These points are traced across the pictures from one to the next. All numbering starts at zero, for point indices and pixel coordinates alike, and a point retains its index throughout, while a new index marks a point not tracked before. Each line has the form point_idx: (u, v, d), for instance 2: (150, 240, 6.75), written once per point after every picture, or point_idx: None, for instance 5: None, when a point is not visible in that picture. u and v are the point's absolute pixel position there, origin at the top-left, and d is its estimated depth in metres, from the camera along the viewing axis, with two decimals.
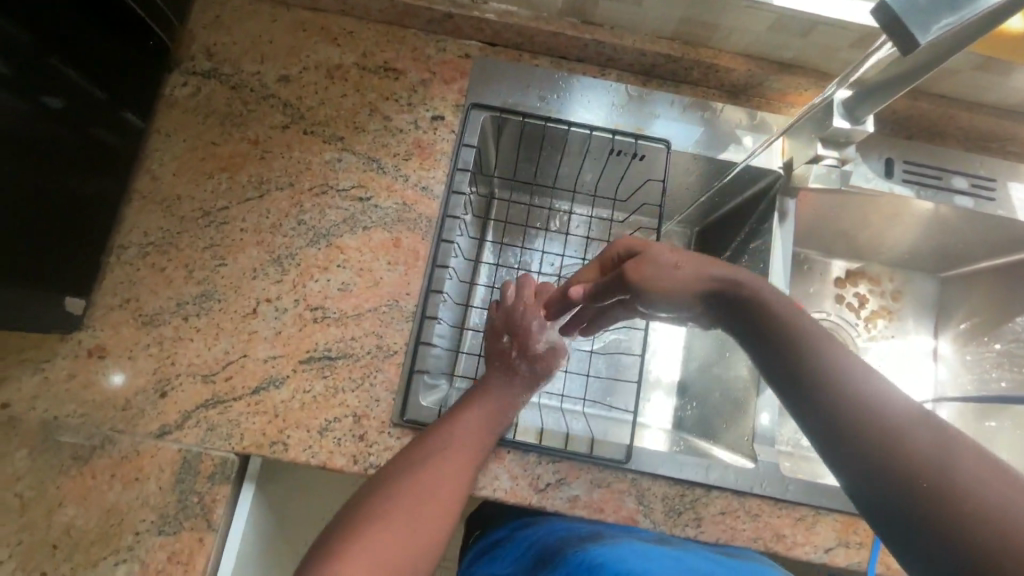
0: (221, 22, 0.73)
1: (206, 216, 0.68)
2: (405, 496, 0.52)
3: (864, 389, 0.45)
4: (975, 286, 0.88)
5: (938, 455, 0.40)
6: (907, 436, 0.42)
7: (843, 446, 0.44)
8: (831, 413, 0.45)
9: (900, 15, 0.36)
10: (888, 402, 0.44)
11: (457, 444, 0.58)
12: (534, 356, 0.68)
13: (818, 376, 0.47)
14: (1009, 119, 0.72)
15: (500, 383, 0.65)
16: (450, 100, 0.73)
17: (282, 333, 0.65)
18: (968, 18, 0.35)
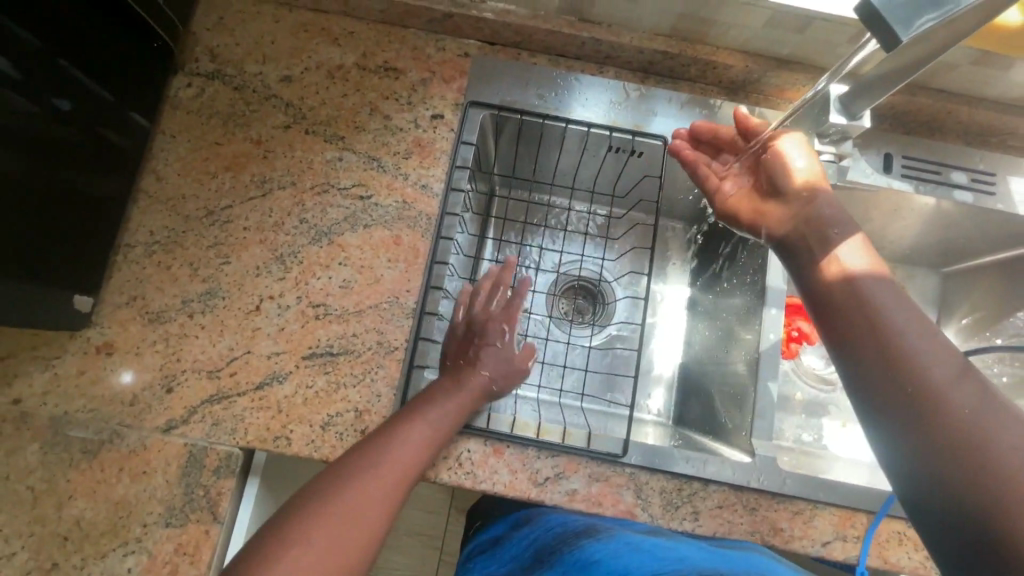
0: (224, 24, 0.74)
1: (210, 215, 0.69)
2: (330, 514, 0.50)
3: (918, 347, 0.44)
4: (977, 281, 0.88)
5: (980, 420, 0.40)
6: (952, 398, 0.41)
7: (887, 402, 0.44)
8: (880, 366, 0.45)
9: (882, 11, 0.36)
10: (936, 362, 0.43)
11: (389, 462, 0.56)
12: (491, 369, 0.66)
13: (875, 337, 0.46)
14: (1010, 113, 0.71)
15: (449, 391, 0.62)
16: (449, 99, 0.73)
17: (285, 330, 0.66)
18: (949, 16, 0.36)
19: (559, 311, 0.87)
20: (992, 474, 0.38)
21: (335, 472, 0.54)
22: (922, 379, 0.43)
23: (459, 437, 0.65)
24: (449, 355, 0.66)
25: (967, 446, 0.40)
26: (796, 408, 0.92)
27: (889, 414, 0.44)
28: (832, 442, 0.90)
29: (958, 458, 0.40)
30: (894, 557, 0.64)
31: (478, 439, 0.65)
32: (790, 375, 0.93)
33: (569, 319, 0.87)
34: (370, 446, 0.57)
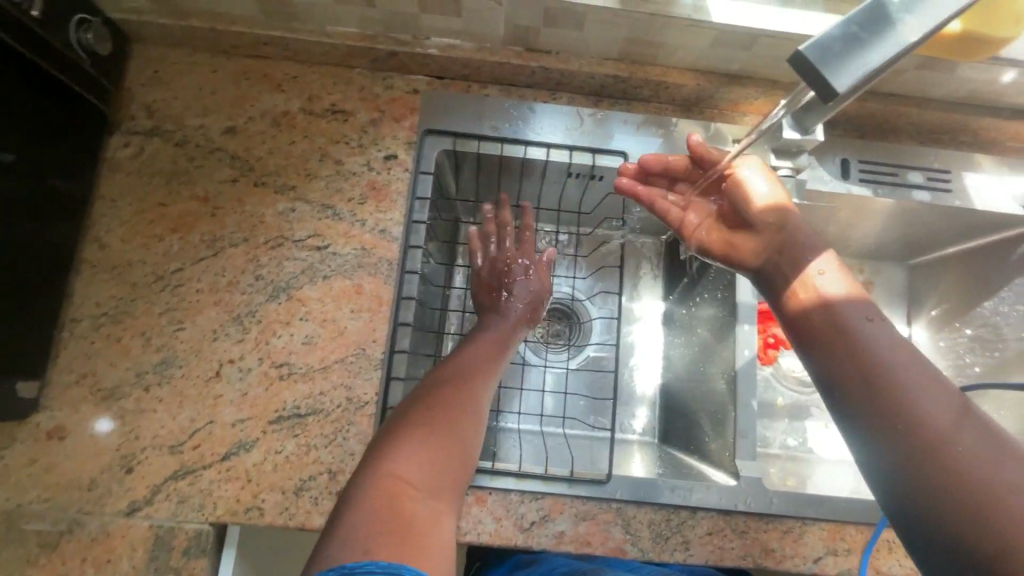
0: (159, 77, 0.71)
1: (160, 279, 0.66)
2: (439, 409, 0.50)
3: (914, 381, 0.42)
4: (944, 273, 0.88)
5: (985, 455, 0.38)
6: (954, 433, 0.39)
7: (880, 434, 0.41)
8: (877, 399, 0.42)
9: (813, 60, 0.35)
10: (934, 396, 0.41)
11: (471, 372, 0.57)
12: (524, 299, 0.71)
13: (861, 363, 0.44)
14: (959, 111, 0.72)
15: (492, 320, 0.68)
16: (401, 138, 0.71)
17: (249, 395, 0.64)
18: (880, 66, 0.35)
19: (534, 336, 0.86)
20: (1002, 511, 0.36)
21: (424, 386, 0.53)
22: (920, 414, 0.40)
23: None
24: (482, 298, 0.72)
25: (969, 481, 0.37)
26: (779, 414, 0.91)
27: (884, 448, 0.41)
28: (817, 446, 0.90)
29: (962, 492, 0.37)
30: (885, 566, 0.64)
31: None
32: (770, 381, 0.93)
33: (546, 345, 0.86)
34: (450, 364, 0.58)
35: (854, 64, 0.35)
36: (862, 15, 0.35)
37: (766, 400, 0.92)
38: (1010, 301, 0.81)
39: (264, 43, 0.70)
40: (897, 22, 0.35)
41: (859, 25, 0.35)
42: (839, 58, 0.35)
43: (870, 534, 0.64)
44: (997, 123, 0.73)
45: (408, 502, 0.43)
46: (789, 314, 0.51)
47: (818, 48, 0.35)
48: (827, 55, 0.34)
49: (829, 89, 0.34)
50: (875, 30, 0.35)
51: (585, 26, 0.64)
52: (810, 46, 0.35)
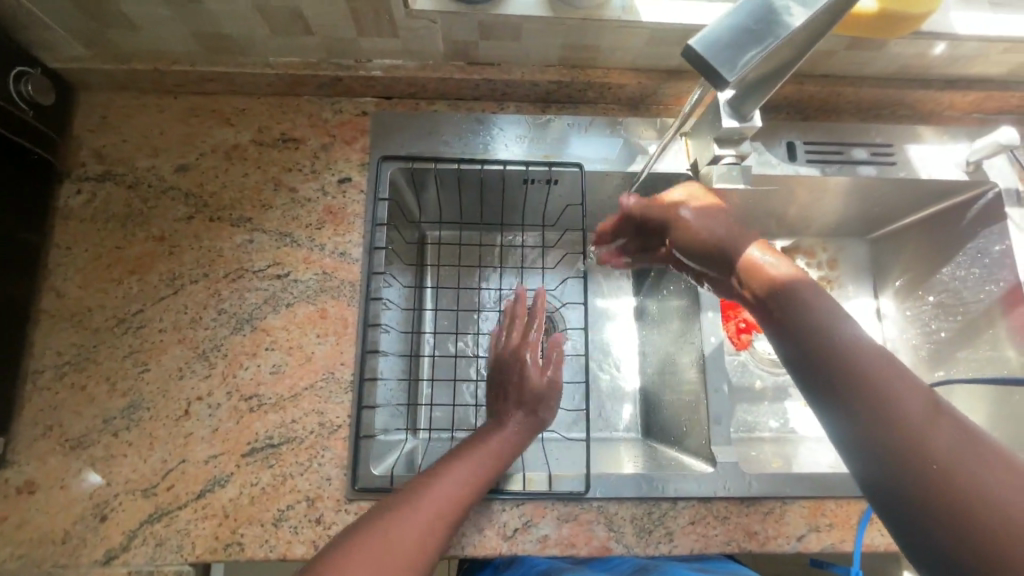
0: (107, 122, 0.72)
1: (121, 323, 0.66)
2: (400, 516, 0.49)
3: (893, 390, 0.43)
4: (903, 243, 0.90)
5: (961, 457, 0.39)
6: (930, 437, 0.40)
7: (869, 449, 0.42)
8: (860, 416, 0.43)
9: (705, 53, 0.37)
10: (910, 403, 0.42)
11: (458, 488, 0.54)
12: (528, 405, 0.63)
13: (851, 376, 0.44)
14: (894, 86, 0.74)
15: (493, 431, 0.60)
16: (354, 161, 0.72)
17: (220, 430, 0.63)
18: (770, 46, 0.37)
19: None
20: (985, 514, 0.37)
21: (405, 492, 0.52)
22: (900, 423, 0.41)
23: None
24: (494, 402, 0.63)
25: (949, 485, 0.38)
26: (759, 398, 0.92)
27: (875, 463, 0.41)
28: (798, 424, 0.91)
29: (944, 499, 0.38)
30: (868, 538, 0.64)
31: None
32: (745, 365, 0.94)
33: None
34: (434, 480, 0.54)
35: (743, 51, 0.37)
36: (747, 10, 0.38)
37: (743, 384, 0.93)
38: (965, 265, 0.81)
39: (210, 79, 0.71)
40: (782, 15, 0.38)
41: (746, 19, 0.38)
42: (727, 51, 0.37)
43: (850, 507, 0.65)
44: (931, 94, 0.75)
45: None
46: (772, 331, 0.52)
47: (708, 40, 0.37)
48: (714, 47, 0.37)
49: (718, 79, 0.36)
50: (761, 22, 0.37)
51: (521, 36, 0.65)
52: (700, 40, 0.37)
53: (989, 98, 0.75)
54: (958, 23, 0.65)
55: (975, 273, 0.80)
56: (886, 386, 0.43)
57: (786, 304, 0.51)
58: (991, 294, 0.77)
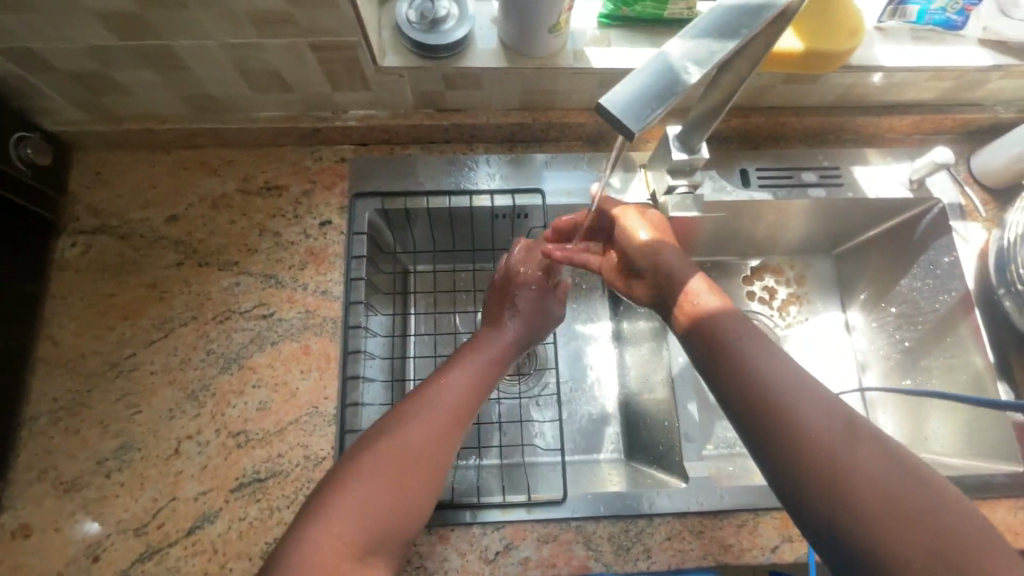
0: (101, 178, 0.76)
1: (114, 367, 0.69)
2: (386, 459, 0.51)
3: (811, 411, 0.47)
4: (864, 257, 0.93)
5: (875, 473, 0.43)
6: (845, 451, 0.44)
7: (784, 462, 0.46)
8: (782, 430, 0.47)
9: (613, 111, 0.40)
10: (838, 429, 0.46)
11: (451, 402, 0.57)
12: (521, 316, 0.68)
13: (787, 389, 0.49)
14: (835, 114, 0.79)
15: (487, 345, 0.65)
16: (334, 204, 0.77)
17: (208, 467, 0.66)
18: (672, 104, 0.41)
19: None
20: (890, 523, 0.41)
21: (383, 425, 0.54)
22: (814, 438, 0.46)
23: None
24: (491, 312, 0.69)
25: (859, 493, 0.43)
26: None
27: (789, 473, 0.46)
28: None
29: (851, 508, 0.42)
30: None
31: (422, 530, 0.65)
32: None
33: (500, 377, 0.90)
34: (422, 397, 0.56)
35: (649, 109, 0.41)
36: (652, 69, 0.42)
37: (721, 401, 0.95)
38: (920, 278, 0.84)
39: (198, 135, 0.76)
40: (684, 72, 0.42)
41: (652, 77, 0.42)
42: (635, 105, 0.41)
43: None
44: (870, 119, 0.80)
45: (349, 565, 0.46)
46: (697, 354, 0.56)
47: (617, 97, 0.41)
48: (622, 105, 0.40)
49: (627, 131, 0.40)
50: (665, 80, 0.41)
51: (483, 84, 0.71)
52: (610, 98, 0.40)
53: (924, 121, 0.80)
54: (883, 56, 0.71)
55: (929, 284, 0.84)
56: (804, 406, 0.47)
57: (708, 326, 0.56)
58: (946, 303, 0.81)
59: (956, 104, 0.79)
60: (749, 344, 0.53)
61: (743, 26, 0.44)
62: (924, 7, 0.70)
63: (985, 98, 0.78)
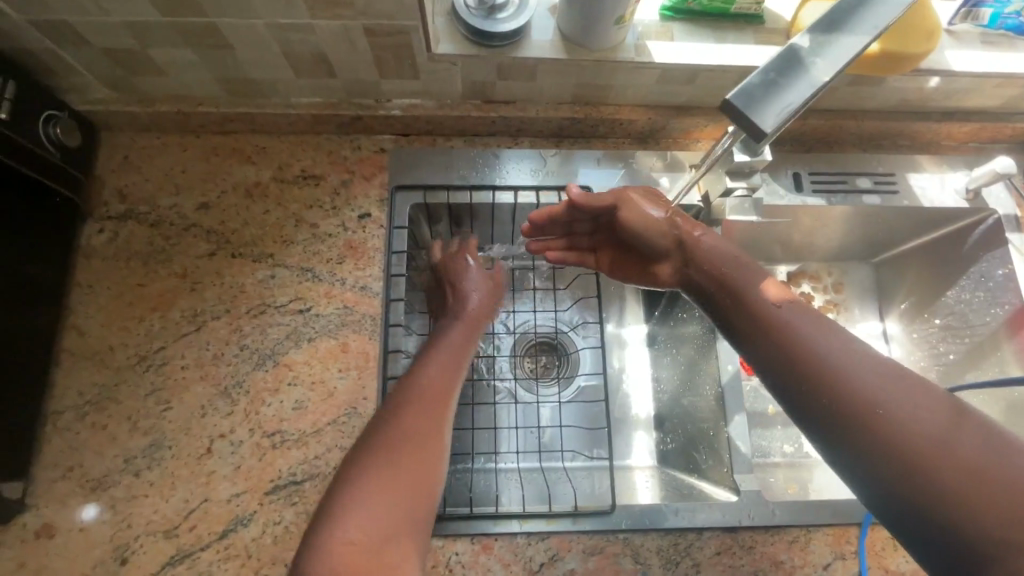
0: (129, 161, 0.73)
1: (144, 360, 0.66)
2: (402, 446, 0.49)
3: (877, 383, 0.45)
4: (906, 267, 0.90)
5: (955, 444, 0.41)
6: (912, 423, 0.42)
7: (844, 442, 0.45)
8: (845, 412, 0.45)
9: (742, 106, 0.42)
10: (920, 406, 0.43)
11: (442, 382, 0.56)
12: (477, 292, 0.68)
13: (841, 370, 0.46)
14: (894, 119, 0.76)
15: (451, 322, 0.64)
16: (374, 197, 0.74)
17: (242, 468, 0.63)
18: (802, 97, 0.42)
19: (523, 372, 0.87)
20: (978, 498, 0.39)
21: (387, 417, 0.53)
22: (878, 412, 0.43)
23: (445, 541, 0.62)
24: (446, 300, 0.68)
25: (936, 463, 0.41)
26: (772, 422, 0.93)
27: (862, 460, 0.44)
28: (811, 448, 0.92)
29: (925, 484, 0.40)
30: (894, 565, 0.64)
31: (464, 539, 0.62)
32: (758, 390, 0.94)
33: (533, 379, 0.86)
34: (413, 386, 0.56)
35: (776, 105, 0.42)
36: (778, 64, 0.43)
37: (757, 409, 0.93)
38: (969, 289, 0.82)
39: (233, 120, 0.72)
40: (809, 65, 0.43)
41: (775, 72, 0.43)
42: (759, 102, 0.42)
43: (874, 534, 0.65)
44: (928, 126, 0.77)
45: (369, 558, 0.44)
46: (752, 336, 0.53)
47: (746, 96, 0.42)
48: (750, 100, 0.42)
49: (757, 131, 0.42)
50: (790, 74, 0.43)
51: (537, 75, 0.67)
52: (737, 93, 0.42)
53: (984, 129, 0.78)
54: (955, 60, 0.68)
55: (979, 296, 0.81)
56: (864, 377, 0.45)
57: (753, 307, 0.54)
58: (997, 317, 0.79)
59: (1018, 113, 0.77)
60: (798, 318, 0.51)
61: (867, 11, 0.44)
62: (998, 10, 0.67)
63: None
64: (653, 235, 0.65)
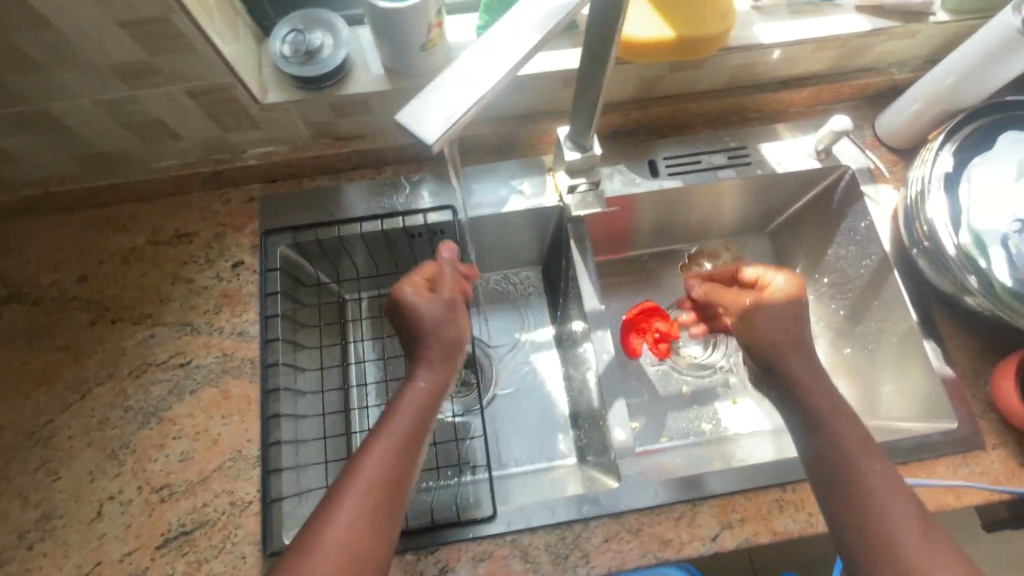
0: (8, 247, 0.76)
1: (31, 436, 0.68)
2: (381, 469, 0.51)
3: (867, 461, 0.55)
4: (796, 230, 0.91)
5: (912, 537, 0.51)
6: (901, 510, 0.52)
7: (843, 503, 0.54)
8: (846, 464, 0.55)
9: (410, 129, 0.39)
10: (895, 498, 0.53)
11: (421, 408, 0.56)
12: (443, 337, 0.60)
13: (854, 445, 0.56)
14: (732, 94, 0.79)
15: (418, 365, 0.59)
16: (245, 244, 0.76)
17: (132, 526, 0.64)
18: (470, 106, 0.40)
19: None
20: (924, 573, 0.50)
21: (362, 460, 0.52)
22: (874, 495, 0.53)
23: None
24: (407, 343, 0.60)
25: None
26: (687, 403, 0.93)
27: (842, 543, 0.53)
28: (732, 422, 0.92)
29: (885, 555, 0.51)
30: (781, 526, 0.65)
31: None
32: (669, 372, 0.95)
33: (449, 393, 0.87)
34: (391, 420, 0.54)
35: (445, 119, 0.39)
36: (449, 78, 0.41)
37: (670, 392, 0.94)
38: (844, 245, 0.83)
39: (100, 192, 0.76)
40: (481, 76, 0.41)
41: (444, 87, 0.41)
42: (428, 117, 0.39)
43: (759, 499, 0.66)
44: (767, 97, 0.80)
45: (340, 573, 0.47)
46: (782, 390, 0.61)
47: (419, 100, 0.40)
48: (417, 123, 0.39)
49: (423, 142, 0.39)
50: (465, 84, 0.41)
51: (372, 108, 0.71)
52: (403, 116, 0.39)
53: (822, 92, 0.80)
54: (763, 33, 0.71)
55: (852, 250, 0.83)
56: (890, 500, 0.53)
57: (798, 388, 0.60)
58: (869, 267, 0.80)
59: (850, 71, 0.80)
60: (819, 387, 0.59)
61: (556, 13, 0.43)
62: None
63: (877, 62, 0.78)
64: (772, 322, 0.64)
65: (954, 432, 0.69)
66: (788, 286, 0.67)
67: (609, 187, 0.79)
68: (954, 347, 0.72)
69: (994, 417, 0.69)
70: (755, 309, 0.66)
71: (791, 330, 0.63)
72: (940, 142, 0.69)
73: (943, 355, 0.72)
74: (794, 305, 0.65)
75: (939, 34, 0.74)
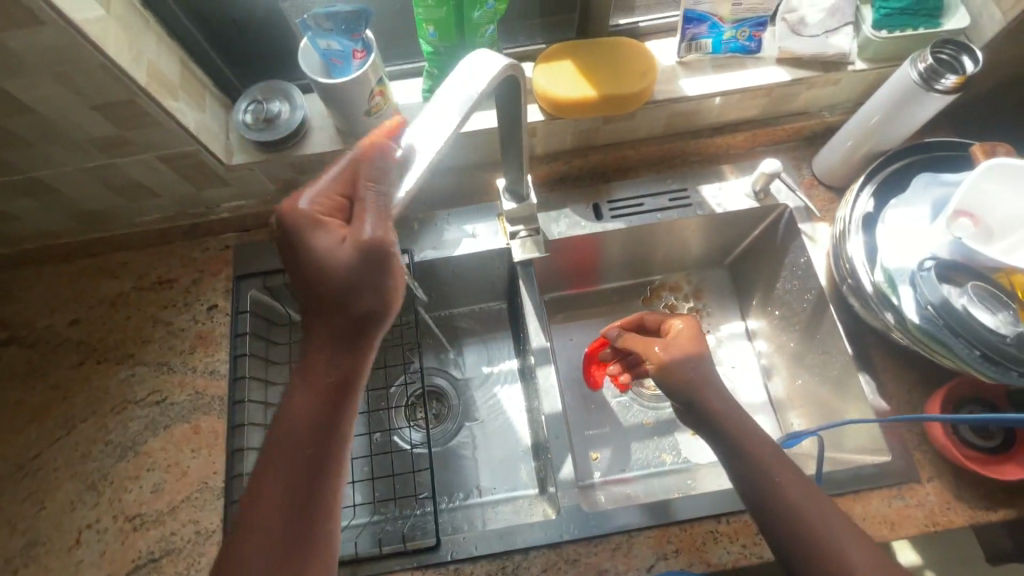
0: (11, 295, 0.84)
1: (21, 468, 0.74)
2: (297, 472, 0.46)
3: (789, 480, 0.55)
4: (750, 264, 0.94)
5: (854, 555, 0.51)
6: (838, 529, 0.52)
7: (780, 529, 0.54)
8: (751, 467, 0.57)
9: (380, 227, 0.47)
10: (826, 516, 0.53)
11: (307, 430, 0.47)
12: (362, 299, 0.46)
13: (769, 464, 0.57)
14: (670, 140, 0.84)
15: (330, 342, 0.47)
16: (220, 289, 0.83)
17: (106, 553, 0.70)
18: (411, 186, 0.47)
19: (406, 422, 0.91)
20: None
21: (255, 498, 0.46)
22: (802, 517, 0.53)
23: None
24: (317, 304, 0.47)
25: None
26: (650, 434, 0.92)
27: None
28: (696, 453, 0.91)
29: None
30: (715, 557, 0.67)
31: None
32: (631, 403, 0.95)
33: (413, 424, 0.92)
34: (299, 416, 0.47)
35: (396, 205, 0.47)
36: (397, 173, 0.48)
37: (633, 422, 0.93)
38: (789, 280, 0.86)
39: (91, 244, 0.84)
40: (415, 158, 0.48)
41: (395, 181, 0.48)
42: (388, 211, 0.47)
43: (694, 531, 0.69)
44: (705, 141, 0.85)
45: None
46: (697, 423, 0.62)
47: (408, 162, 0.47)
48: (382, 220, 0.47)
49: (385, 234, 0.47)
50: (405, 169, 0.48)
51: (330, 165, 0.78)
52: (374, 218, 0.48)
53: (758, 135, 0.85)
54: (688, 87, 0.76)
55: (796, 284, 0.85)
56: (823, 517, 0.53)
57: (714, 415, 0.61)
58: (811, 301, 0.83)
59: (784, 115, 0.84)
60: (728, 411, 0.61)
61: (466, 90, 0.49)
62: (715, 38, 0.75)
63: (808, 107, 0.83)
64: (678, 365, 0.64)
65: (888, 464, 0.70)
66: (686, 326, 0.69)
67: (551, 229, 0.85)
68: (888, 380, 0.74)
69: (928, 449, 0.71)
70: (666, 352, 0.65)
71: (696, 369, 0.63)
72: (860, 184, 0.74)
73: (877, 389, 0.74)
74: (701, 344, 0.66)
75: (861, 80, 0.78)
